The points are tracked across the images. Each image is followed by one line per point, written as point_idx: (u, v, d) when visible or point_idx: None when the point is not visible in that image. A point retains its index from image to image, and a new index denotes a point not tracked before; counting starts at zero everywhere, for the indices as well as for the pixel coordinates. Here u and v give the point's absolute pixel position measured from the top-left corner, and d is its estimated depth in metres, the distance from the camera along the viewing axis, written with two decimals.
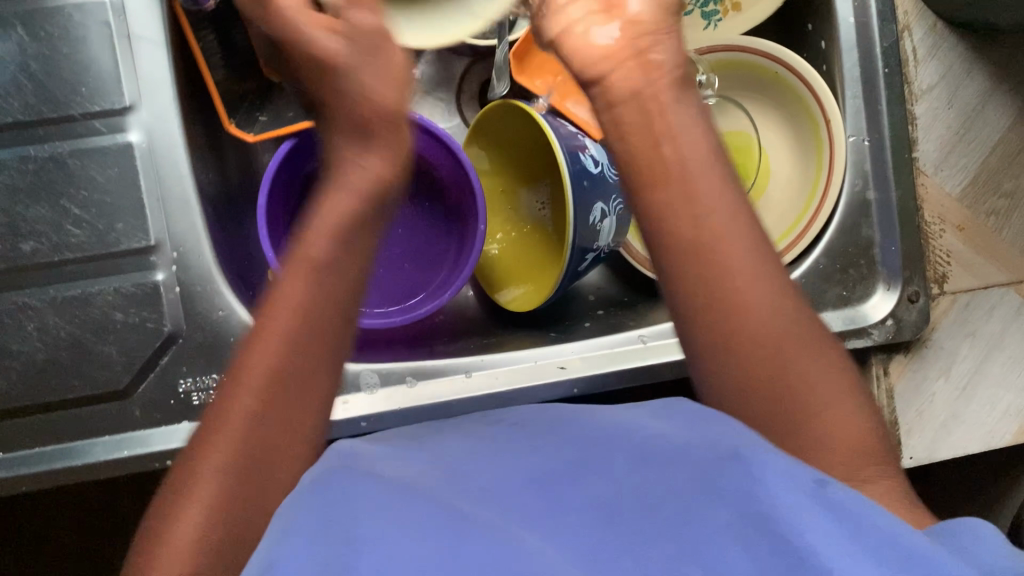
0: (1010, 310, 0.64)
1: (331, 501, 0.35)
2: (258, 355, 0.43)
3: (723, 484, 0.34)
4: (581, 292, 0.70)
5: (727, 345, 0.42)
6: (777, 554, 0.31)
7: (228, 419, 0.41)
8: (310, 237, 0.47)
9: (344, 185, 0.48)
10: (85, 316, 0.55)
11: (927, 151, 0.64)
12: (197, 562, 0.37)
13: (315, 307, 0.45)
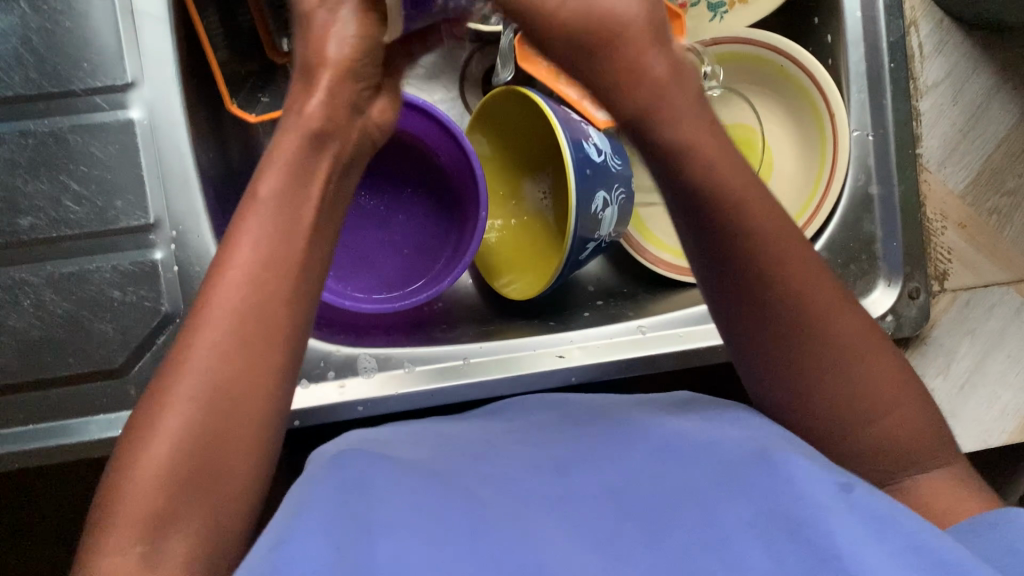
0: (1009, 309, 0.64)
1: (350, 482, 0.35)
2: (225, 295, 0.40)
3: (745, 483, 0.35)
4: (581, 282, 0.70)
5: (793, 335, 0.42)
6: (801, 554, 0.31)
7: (193, 360, 0.39)
8: (269, 173, 0.45)
9: (301, 125, 0.47)
10: (83, 293, 0.55)
11: (931, 148, 0.64)
12: (164, 506, 0.36)
13: (287, 239, 0.43)
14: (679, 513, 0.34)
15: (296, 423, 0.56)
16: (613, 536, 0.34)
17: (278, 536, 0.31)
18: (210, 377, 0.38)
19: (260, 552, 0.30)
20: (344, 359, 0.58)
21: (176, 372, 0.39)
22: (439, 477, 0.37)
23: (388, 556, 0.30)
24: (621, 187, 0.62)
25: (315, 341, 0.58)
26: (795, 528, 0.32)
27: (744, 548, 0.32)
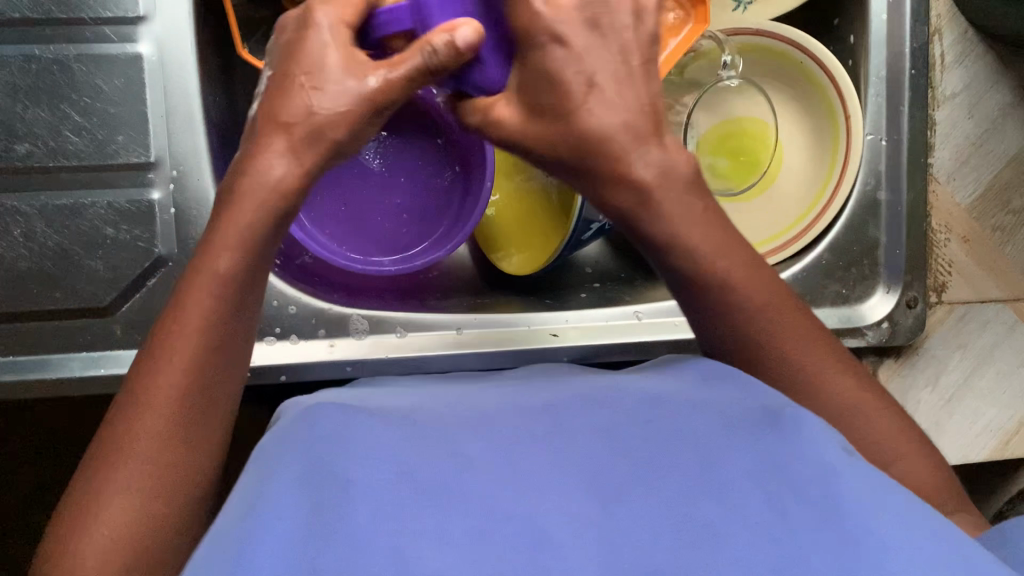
0: (1002, 326, 0.65)
1: (317, 446, 0.33)
2: (164, 377, 0.39)
3: (758, 442, 0.34)
4: (579, 264, 0.69)
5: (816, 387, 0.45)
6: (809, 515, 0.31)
7: (131, 449, 0.38)
8: (213, 247, 0.41)
9: (251, 195, 0.42)
10: (75, 227, 0.53)
11: (942, 159, 0.64)
12: None
13: (237, 322, 0.42)
14: (679, 448, 0.33)
15: (281, 377, 0.55)
16: (602, 466, 0.33)
17: (249, 503, 0.32)
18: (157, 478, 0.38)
19: (233, 522, 0.31)
20: (335, 318, 0.56)
21: (114, 461, 0.38)
22: (418, 420, 0.36)
23: (367, 519, 0.29)
24: None
25: (310, 297, 0.57)
26: (801, 485, 0.33)
27: (745, 496, 0.32)
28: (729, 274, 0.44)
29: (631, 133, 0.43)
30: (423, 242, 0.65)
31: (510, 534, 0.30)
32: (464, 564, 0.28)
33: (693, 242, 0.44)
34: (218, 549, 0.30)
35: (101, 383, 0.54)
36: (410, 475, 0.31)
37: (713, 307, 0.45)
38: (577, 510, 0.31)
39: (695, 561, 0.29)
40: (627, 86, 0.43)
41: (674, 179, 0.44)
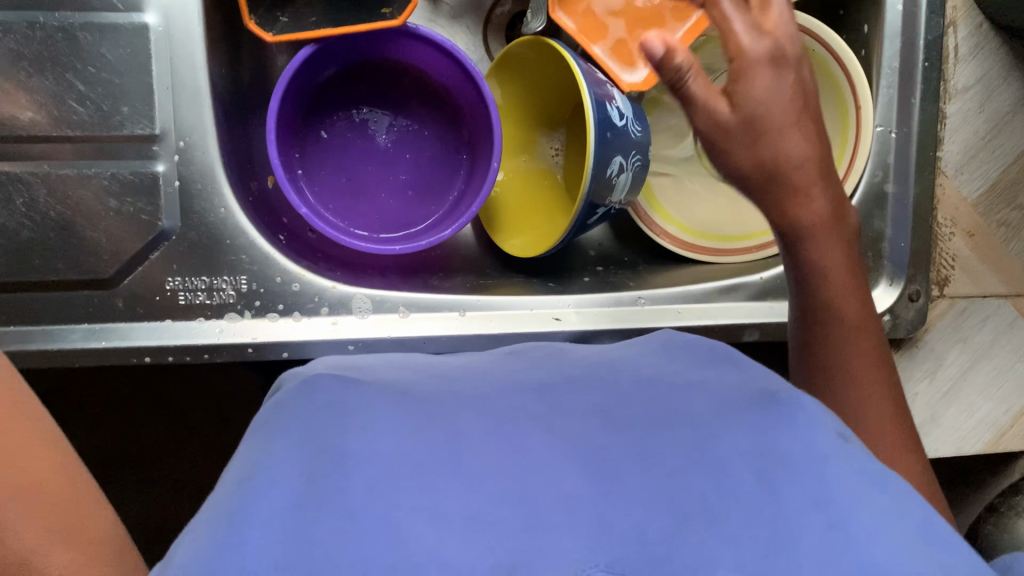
0: (1001, 322, 0.65)
1: (324, 407, 0.34)
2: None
3: (751, 420, 0.34)
4: (582, 246, 0.69)
5: (879, 399, 0.46)
6: (800, 491, 0.30)
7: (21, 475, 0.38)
8: None
9: None
10: (78, 198, 0.53)
11: (951, 153, 0.64)
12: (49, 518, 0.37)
13: None
14: (674, 433, 0.34)
15: (283, 354, 0.55)
16: (601, 448, 0.33)
17: (249, 464, 0.32)
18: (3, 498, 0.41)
19: (228, 489, 0.31)
20: (339, 296, 0.56)
21: None
22: (417, 401, 0.36)
23: (364, 489, 0.29)
24: (637, 153, 0.60)
25: (312, 276, 0.56)
26: (793, 466, 0.31)
27: (738, 477, 0.31)
28: (851, 310, 0.48)
29: (821, 175, 0.48)
30: (429, 219, 0.65)
31: (503, 512, 0.30)
32: (454, 539, 0.28)
33: (829, 270, 0.48)
34: (219, 507, 0.30)
35: (101, 355, 0.53)
36: (410, 455, 0.32)
37: (827, 317, 0.48)
38: (574, 490, 0.31)
39: (686, 531, 0.29)
40: (806, 125, 0.47)
41: (838, 225, 0.49)
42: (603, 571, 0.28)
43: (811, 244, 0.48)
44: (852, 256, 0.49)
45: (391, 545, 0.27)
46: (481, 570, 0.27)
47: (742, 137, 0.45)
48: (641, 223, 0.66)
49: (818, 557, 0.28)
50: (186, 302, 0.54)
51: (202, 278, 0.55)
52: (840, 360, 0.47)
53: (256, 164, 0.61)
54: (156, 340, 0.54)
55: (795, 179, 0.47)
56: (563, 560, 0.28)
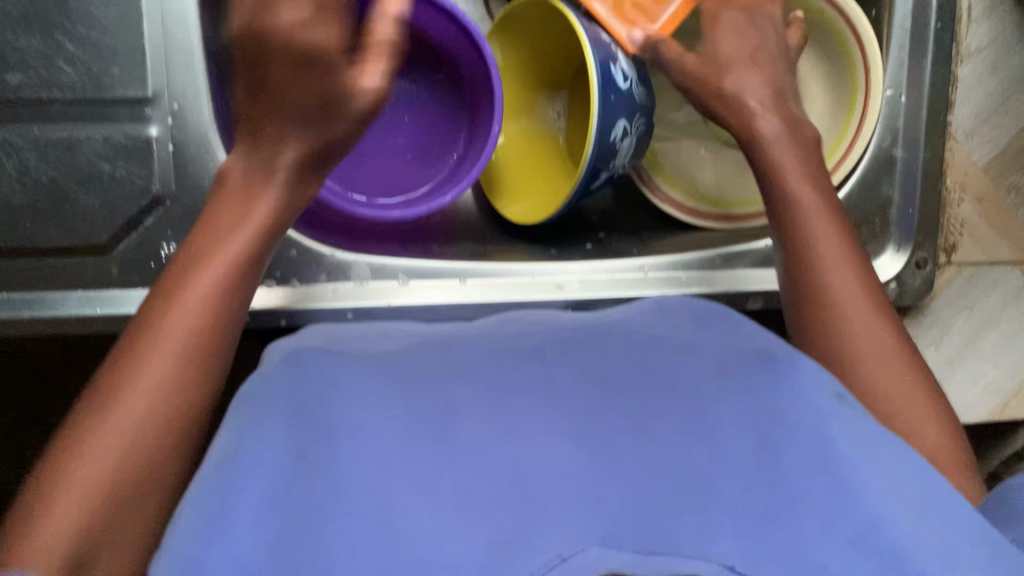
0: (1010, 290, 0.64)
1: (310, 378, 0.34)
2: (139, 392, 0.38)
3: (745, 383, 0.35)
4: (584, 212, 0.68)
5: (846, 315, 0.43)
6: (786, 460, 0.32)
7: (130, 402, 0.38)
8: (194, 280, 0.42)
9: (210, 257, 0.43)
10: (70, 162, 0.52)
11: (962, 117, 0.62)
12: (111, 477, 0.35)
13: (209, 314, 0.42)
14: (659, 404, 0.35)
15: (281, 321, 0.54)
16: (593, 421, 0.35)
17: (247, 417, 0.33)
18: (59, 492, 0.34)
19: (230, 435, 0.32)
20: (337, 263, 0.56)
21: (132, 397, 0.38)
22: (399, 370, 0.36)
23: (354, 462, 0.31)
24: (641, 116, 0.59)
25: (310, 242, 0.55)
26: (797, 424, 0.32)
27: (727, 446, 0.33)
28: (808, 201, 0.47)
29: (773, 97, 0.52)
30: (428, 182, 0.64)
31: (494, 480, 0.32)
32: (445, 518, 0.31)
33: (785, 169, 0.48)
34: (223, 455, 0.31)
35: (96, 322, 0.53)
36: (400, 428, 0.33)
37: (789, 221, 0.47)
38: (562, 463, 0.33)
39: (672, 506, 0.32)
40: (764, 63, 0.53)
41: (794, 134, 0.50)
42: (599, 545, 0.31)
43: (761, 146, 0.50)
44: (813, 165, 0.49)
45: (378, 510, 0.30)
46: (474, 554, 0.30)
47: (706, 65, 0.53)
48: (642, 186, 0.66)
49: (823, 515, 0.30)
50: None
51: None
52: (826, 294, 0.44)
53: None
54: None
55: (741, 94, 0.52)
56: (558, 536, 0.31)
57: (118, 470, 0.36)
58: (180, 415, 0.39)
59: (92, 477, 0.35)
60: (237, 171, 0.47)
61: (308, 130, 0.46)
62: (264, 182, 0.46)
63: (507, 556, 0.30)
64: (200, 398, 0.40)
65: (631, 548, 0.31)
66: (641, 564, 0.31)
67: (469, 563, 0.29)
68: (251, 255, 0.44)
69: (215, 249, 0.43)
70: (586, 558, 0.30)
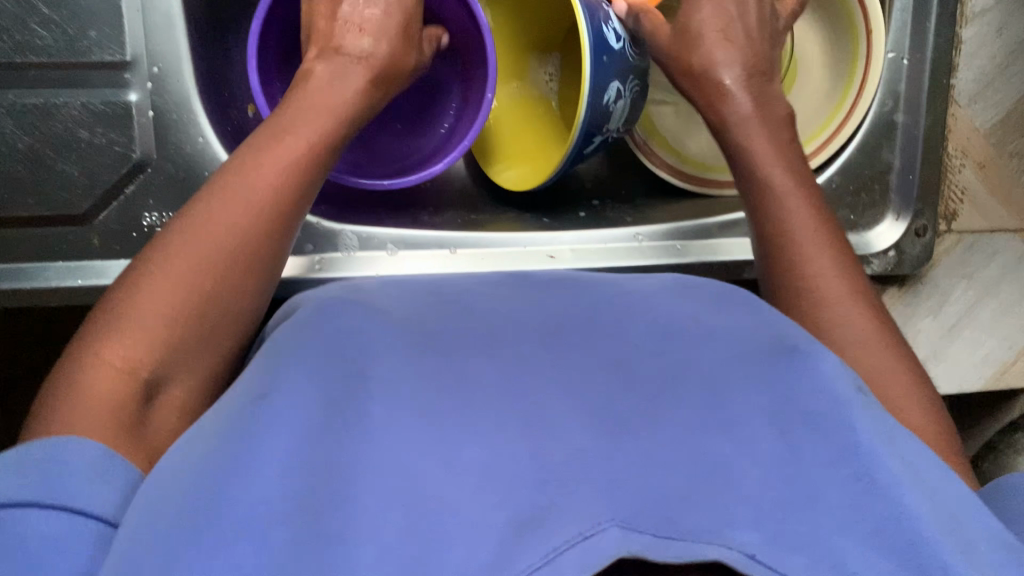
0: (1011, 258, 0.63)
1: (341, 342, 0.32)
2: (182, 269, 0.37)
3: (774, 364, 0.33)
4: (578, 179, 0.67)
5: (825, 299, 0.42)
6: (834, 453, 0.30)
7: (172, 278, 0.36)
8: (253, 179, 0.39)
9: (264, 167, 0.40)
10: (48, 129, 0.50)
11: (965, 80, 0.61)
12: (148, 350, 0.34)
13: (262, 215, 0.39)
14: (687, 380, 0.32)
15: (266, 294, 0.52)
16: (610, 396, 0.31)
17: (256, 387, 0.30)
18: (111, 339, 0.34)
19: (241, 405, 0.29)
20: (324, 233, 0.54)
21: (176, 272, 0.36)
22: (432, 332, 0.33)
23: (377, 434, 0.28)
24: (635, 78, 0.57)
25: None
26: (817, 420, 0.31)
27: (755, 429, 0.31)
28: (780, 180, 0.45)
29: (747, 74, 0.49)
30: (422, 150, 0.63)
31: (516, 466, 0.28)
32: (467, 487, 0.27)
33: (757, 151, 0.47)
34: (222, 428, 0.28)
35: (78, 295, 0.50)
36: (429, 403, 0.30)
37: (762, 206, 0.46)
38: (584, 443, 0.29)
39: (701, 495, 0.28)
40: (737, 41, 0.49)
41: (767, 116, 0.48)
42: (618, 526, 0.27)
43: (735, 133, 0.48)
44: (790, 147, 0.47)
45: (403, 486, 0.27)
46: (496, 525, 0.26)
47: (676, 44, 0.51)
48: (639, 153, 0.64)
49: (841, 512, 0.28)
50: None
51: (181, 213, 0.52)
52: (806, 291, 0.43)
53: (235, 91, 0.58)
54: None
55: (714, 72, 0.49)
56: (578, 512, 0.27)
57: (166, 326, 0.35)
58: (227, 301, 0.37)
59: (136, 339, 0.34)
60: (321, 68, 0.48)
61: (388, 39, 0.49)
62: (347, 74, 0.47)
63: (528, 535, 0.26)
64: (247, 302, 0.39)
65: (650, 531, 0.27)
66: (658, 548, 0.27)
67: (480, 549, 0.25)
68: (305, 177, 0.41)
69: (267, 158, 0.41)
70: (607, 538, 0.26)
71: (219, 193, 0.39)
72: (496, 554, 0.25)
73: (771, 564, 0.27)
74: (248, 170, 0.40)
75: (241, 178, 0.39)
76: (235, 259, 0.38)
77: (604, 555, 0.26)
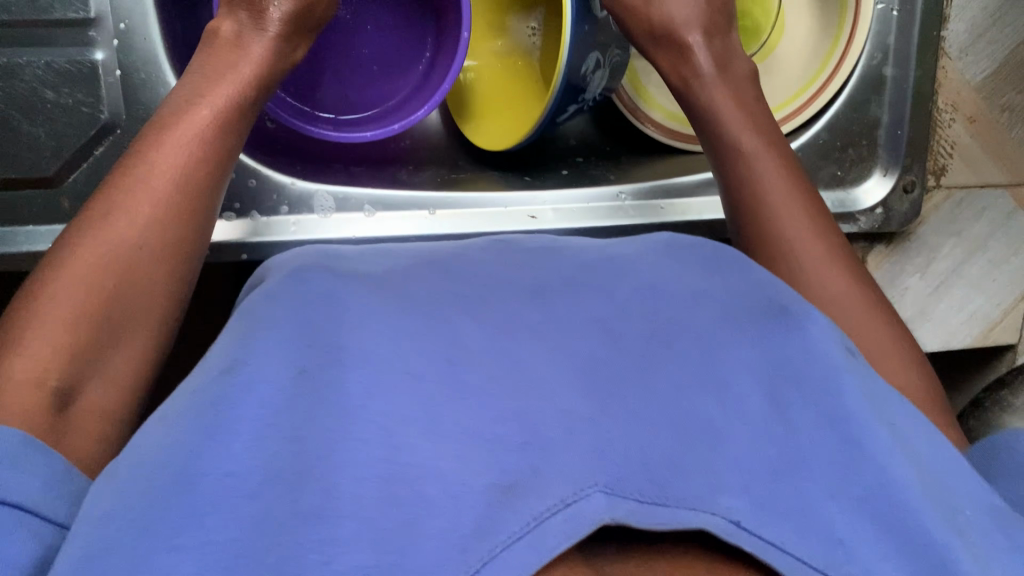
0: (999, 214, 0.62)
1: (315, 304, 0.30)
2: (85, 264, 0.36)
3: (769, 330, 0.32)
4: (562, 136, 0.66)
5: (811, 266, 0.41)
6: (831, 422, 0.29)
7: (73, 276, 0.36)
8: (150, 170, 0.40)
9: (162, 154, 0.40)
10: (11, 89, 0.49)
11: (957, 31, 0.59)
12: (56, 349, 0.34)
13: (166, 205, 0.39)
14: (674, 346, 0.31)
15: (242, 257, 0.51)
16: (602, 362, 0.30)
17: (229, 356, 0.28)
18: (13, 353, 0.33)
19: (207, 380, 0.28)
20: (299, 193, 0.53)
21: (78, 266, 0.36)
22: (415, 297, 0.32)
23: (356, 394, 0.26)
24: (617, 46, 0.55)
25: (270, 172, 0.53)
26: (809, 385, 0.31)
27: (747, 391, 0.30)
28: (745, 138, 0.46)
29: (704, 28, 0.51)
30: (394, 98, 0.61)
31: (503, 428, 0.26)
32: (447, 452, 0.25)
33: (721, 108, 0.48)
34: (192, 402, 0.27)
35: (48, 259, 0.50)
36: (410, 364, 0.28)
37: (732, 167, 0.46)
38: (574, 407, 0.28)
39: (693, 452, 0.27)
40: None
41: (724, 75, 0.50)
42: (603, 492, 0.25)
43: (697, 91, 0.50)
44: (751, 102, 0.49)
45: (384, 453, 0.25)
46: (477, 490, 0.24)
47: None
48: (629, 116, 0.62)
49: (829, 471, 0.28)
50: None
51: None
52: (787, 259, 0.42)
53: None
54: None
55: (680, 33, 0.51)
56: (565, 475, 0.25)
57: (70, 333, 0.34)
58: (135, 300, 0.37)
59: (42, 336, 0.34)
60: (228, 24, 0.47)
61: None
62: (252, 33, 0.47)
63: (510, 501, 0.24)
64: (158, 299, 0.38)
65: (635, 496, 0.25)
66: (647, 514, 0.25)
67: (462, 518, 0.24)
68: (201, 168, 0.41)
69: (155, 154, 0.40)
70: (591, 504, 0.25)
71: (114, 188, 0.39)
72: (479, 521, 0.24)
73: (755, 532, 0.26)
74: (146, 161, 0.40)
75: (135, 173, 0.39)
76: (139, 252, 0.38)
77: (587, 522, 0.24)
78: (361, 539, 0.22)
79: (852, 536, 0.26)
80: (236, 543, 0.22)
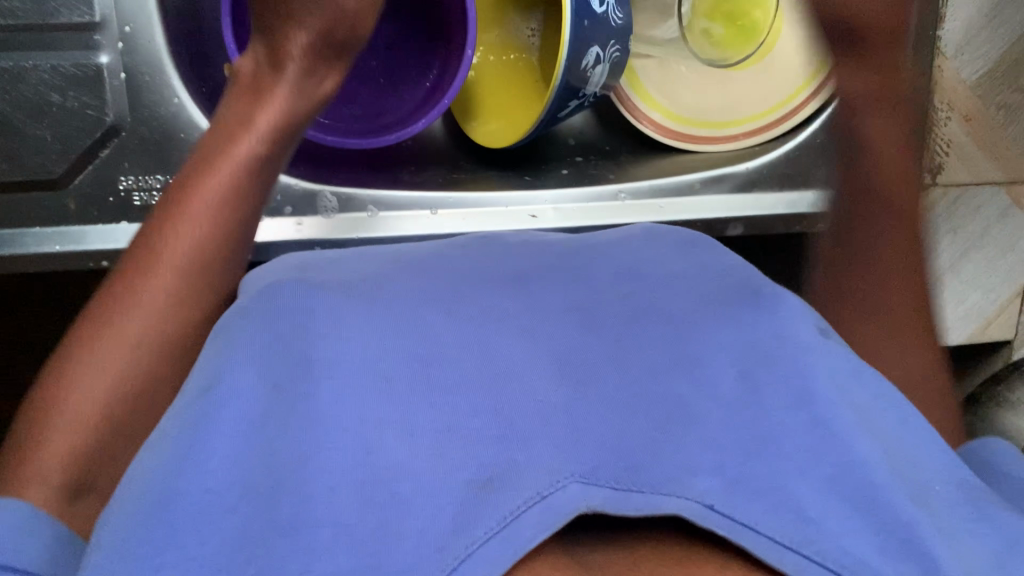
0: (995, 212, 0.63)
1: (284, 309, 0.31)
2: (102, 369, 0.37)
3: (737, 314, 0.34)
4: (560, 135, 0.66)
5: None
6: (796, 399, 0.30)
7: (88, 386, 0.36)
8: (166, 263, 0.39)
9: (176, 243, 0.40)
10: (18, 93, 0.49)
11: (951, 31, 0.60)
12: (73, 455, 0.35)
13: (183, 299, 0.39)
14: (650, 339, 0.32)
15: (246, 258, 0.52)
16: (577, 349, 0.31)
17: (206, 371, 0.30)
18: (32, 460, 0.34)
19: (188, 401, 0.29)
20: (302, 194, 0.53)
21: (95, 372, 0.36)
22: (387, 292, 0.32)
23: (328, 403, 0.27)
24: (617, 42, 0.56)
25: None
26: (774, 363, 0.31)
27: (719, 371, 0.31)
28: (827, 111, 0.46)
29: None
30: (401, 109, 0.62)
31: (477, 423, 0.27)
32: (422, 451, 0.26)
33: None
34: (174, 423, 0.28)
35: (56, 261, 0.50)
36: (376, 363, 0.29)
37: None
38: (553, 396, 0.29)
39: (665, 443, 0.28)
40: None
41: None
42: (580, 481, 0.26)
43: None
44: None
45: (359, 458, 0.25)
46: (453, 485, 0.25)
47: None
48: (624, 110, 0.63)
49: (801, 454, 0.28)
50: (141, 203, 0.51)
51: (157, 176, 0.52)
52: None
53: (210, 49, 0.57)
54: (114, 243, 0.50)
55: None
56: (539, 467, 0.26)
57: (87, 439, 0.35)
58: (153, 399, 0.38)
59: (60, 445, 0.35)
60: (249, 65, 0.46)
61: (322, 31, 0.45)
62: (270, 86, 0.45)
63: (488, 494, 0.25)
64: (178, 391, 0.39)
65: (610, 483, 0.26)
66: (620, 502, 0.26)
67: (440, 516, 0.24)
68: (217, 253, 0.41)
69: (169, 243, 0.40)
70: (568, 494, 0.25)
71: (128, 281, 0.39)
72: (455, 521, 0.24)
73: (727, 512, 0.26)
74: (161, 250, 0.40)
75: (150, 266, 0.39)
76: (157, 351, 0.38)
77: (564, 511, 0.25)
78: (339, 545, 0.23)
79: (825, 516, 0.26)
80: (221, 554, 0.23)
